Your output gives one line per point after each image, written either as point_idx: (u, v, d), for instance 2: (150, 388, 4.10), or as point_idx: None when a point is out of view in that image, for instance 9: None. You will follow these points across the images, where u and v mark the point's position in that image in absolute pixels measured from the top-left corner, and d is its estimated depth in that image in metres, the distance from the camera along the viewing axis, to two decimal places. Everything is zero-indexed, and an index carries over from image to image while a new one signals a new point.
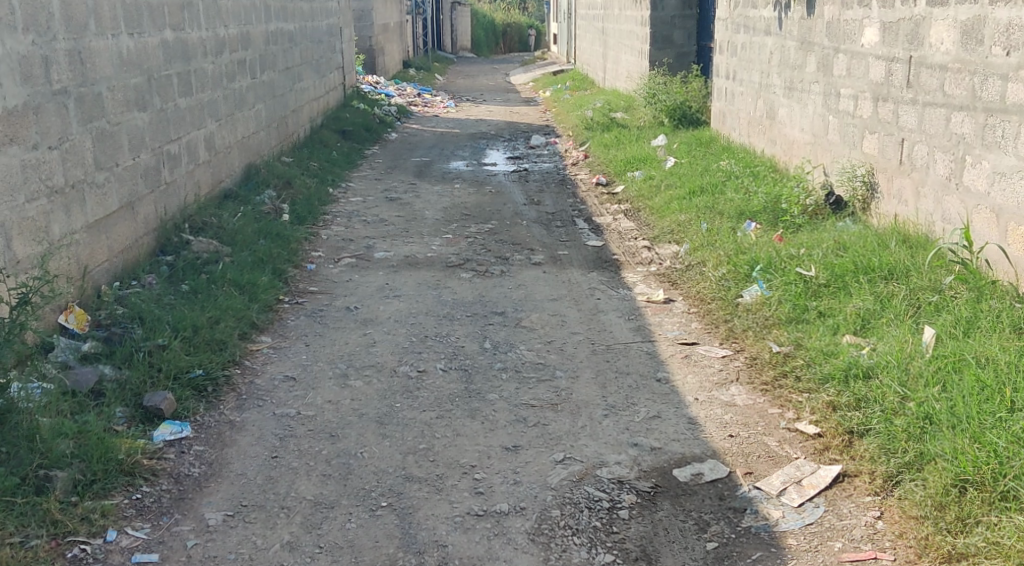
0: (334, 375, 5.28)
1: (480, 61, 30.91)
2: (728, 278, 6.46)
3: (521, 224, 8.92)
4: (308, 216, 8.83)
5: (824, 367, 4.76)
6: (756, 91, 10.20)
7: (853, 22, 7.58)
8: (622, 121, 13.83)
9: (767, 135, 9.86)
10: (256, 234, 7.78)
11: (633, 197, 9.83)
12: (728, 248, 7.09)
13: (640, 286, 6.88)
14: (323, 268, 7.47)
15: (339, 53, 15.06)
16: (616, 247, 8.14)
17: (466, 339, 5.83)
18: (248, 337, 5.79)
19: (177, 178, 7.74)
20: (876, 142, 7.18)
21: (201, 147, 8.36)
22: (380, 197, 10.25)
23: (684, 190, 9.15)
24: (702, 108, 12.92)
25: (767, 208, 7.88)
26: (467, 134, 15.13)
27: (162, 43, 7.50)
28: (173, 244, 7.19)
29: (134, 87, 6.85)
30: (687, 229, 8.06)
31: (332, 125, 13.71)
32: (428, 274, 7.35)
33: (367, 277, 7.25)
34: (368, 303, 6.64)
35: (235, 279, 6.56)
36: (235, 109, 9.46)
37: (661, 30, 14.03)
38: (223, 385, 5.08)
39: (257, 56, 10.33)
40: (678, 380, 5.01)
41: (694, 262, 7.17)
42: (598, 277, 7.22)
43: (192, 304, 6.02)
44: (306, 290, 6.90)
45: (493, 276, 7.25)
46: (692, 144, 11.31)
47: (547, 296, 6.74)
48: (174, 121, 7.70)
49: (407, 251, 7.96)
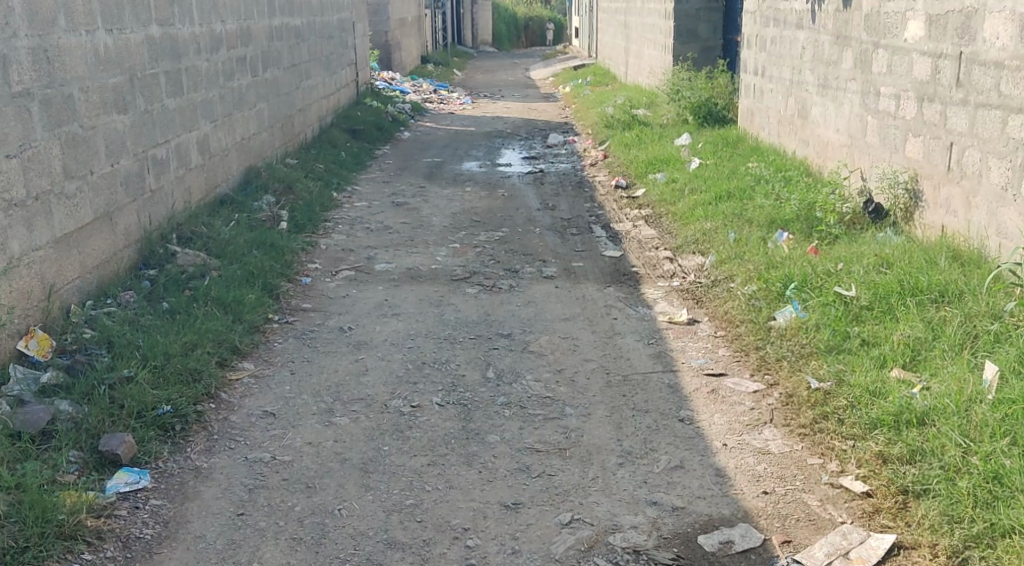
0: (318, 411, 4.71)
1: (501, 56, 30.40)
2: (759, 298, 5.90)
3: (534, 232, 8.41)
4: (308, 223, 8.31)
5: (871, 410, 4.18)
6: (788, 88, 9.60)
7: (895, 15, 7.02)
8: (645, 118, 13.25)
9: (799, 135, 9.28)
10: (248, 245, 7.24)
11: (655, 201, 9.26)
12: (758, 263, 6.57)
13: (662, 303, 6.33)
14: (319, 282, 6.94)
15: (351, 49, 14.53)
16: (635, 258, 7.60)
17: (468, 367, 5.27)
18: (228, 364, 5.26)
19: (166, 186, 7.22)
20: (920, 146, 6.61)
21: (193, 150, 7.84)
22: (388, 201, 9.71)
23: (709, 195, 8.60)
24: (729, 105, 12.31)
25: (801, 217, 7.32)
26: (483, 133, 14.58)
27: (147, 40, 6.98)
28: (157, 257, 6.68)
29: (113, 87, 6.33)
30: (714, 240, 7.51)
31: (342, 124, 13.19)
32: (432, 289, 6.80)
33: (365, 293, 6.72)
34: (364, 323, 6.10)
35: (220, 296, 6.03)
36: (233, 109, 8.93)
37: (686, 24, 13.43)
38: (193, 422, 4.54)
39: (259, 53, 9.80)
40: (704, 421, 4.42)
41: (721, 279, 6.61)
42: (615, 293, 6.65)
43: (169, 327, 5.50)
44: (298, 307, 6.37)
45: (501, 292, 6.71)
46: (718, 145, 10.73)
47: (559, 315, 6.18)
48: (161, 123, 7.18)
49: (411, 262, 7.43)
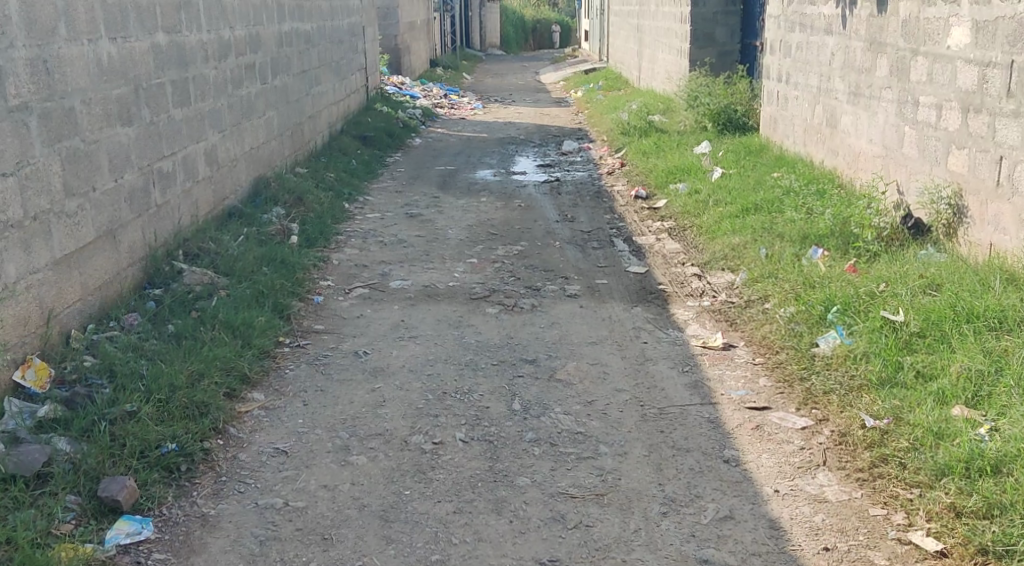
0: (334, 448, 4.39)
1: (511, 59, 30.07)
2: (798, 320, 5.59)
3: (554, 246, 8.08)
4: (320, 237, 7.99)
5: (938, 456, 3.95)
6: (814, 95, 9.28)
7: (937, 21, 6.77)
8: (662, 125, 12.93)
9: (827, 144, 8.97)
10: (258, 262, 6.93)
11: (678, 213, 8.94)
12: (795, 283, 6.25)
13: (694, 325, 6.01)
14: (332, 300, 6.63)
15: (361, 54, 14.20)
16: (661, 275, 7.27)
17: (493, 398, 4.94)
18: (237, 395, 4.94)
19: (172, 200, 6.92)
20: (965, 159, 6.37)
21: (200, 162, 7.53)
22: (401, 212, 9.38)
23: (735, 207, 8.30)
24: (749, 111, 11.97)
25: (836, 232, 7.01)
26: (495, 139, 14.25)
27: (153, 48, 6.68)
28: (163, 276, 6.37)
29: (117, 98, 6.03)
30: (744, 256, 7.20)
31: (352, 131, 12.87)
32: (450, 308, 6.48)
33: (381, 313, 6.40)
34: (380, 347, 5.78)
35: (229, 318, 5.71)
36: (241, 118, 8.61)
37: (703, 28, 13.09)
38: (199, 462, 4.22)
39: (268, 59, 9.49)
40: (751, 461, 4.17)
41: (755, 299, 6.29)
42: (644, 313, 6.32)
43: (173, 353, 5.17)
44: (311, 329, 6.06)
45: (523, 312, 6.39)
46: (740, 154, 10.40)
47: (585, 339, 5.86)
48: (167, 135, 6.87)
49: (427, 279, 7.10)
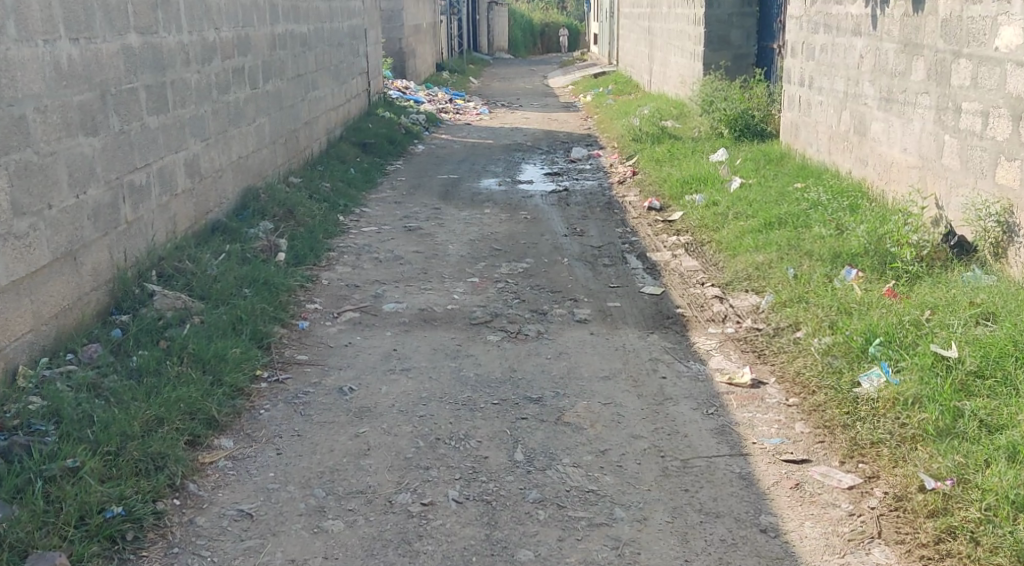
0: (308, 510, 3.90)
1: (518, 62, 29.47)
2: (835, 353, 5.00)
3: (561, 263, 7.50)
4: (310, 253, 7.41)
5: (1017, 532, 3.51)
6: (841, 101, 8.73)
7: (981, 20, 6.23)
8: (675, 132, 12.36)
9: (855, 153, 8.41)
10: (238, 282, 6.35)
11: (695, 227, 8.35)
12: (829, 308, 5.69)
13: (718, 356, 5.42)
14: (318, 326, 6.04)
15: (362, 57, 13.63)
16: (679, 297, 6.68)
17: (491, 446, 4.35)
18: (201, 443, 4.35)
19: (146, 216, 6.34)
20: (1017, 171, 5.85)
21: (180, 173, 6.95)
22: (399, 225, 8.79)
23: (757, 221, 7.72)
24: (767, 117, 11.37)
25: (872, 251, 6.45)
26: (501, 146, 13.67)
27: (124, 50, 6.11)
28: (131, 299, 5.78)
29: (79, 105, 5.45)
30: (770, 276, 6.63)
31: (351, 137, 12.31)
32: (447, 336, 5.89)
33: (371, 341, 5.82)
34: (369, 381, 5.19)
35: (199, 349, 5.12)
36: (228, 125, 8.03)
37: (717, 30, 12.51)
38: (148, 529, 3.76)
39: (259, 62, 8.92)
40: (794, 533, 3.72)
41: (784, 326, 5.71)
42: (661, 342, 5.73)
43: (127, 393, 4.57)
44: (292, 360, 5.47)
45: (528, 340, 5.80)
46: (760, 162, 9.82)
47: (597, 372, 5.26)
48: (140, 145, 6.29)
49: (424, 301, 6.52)
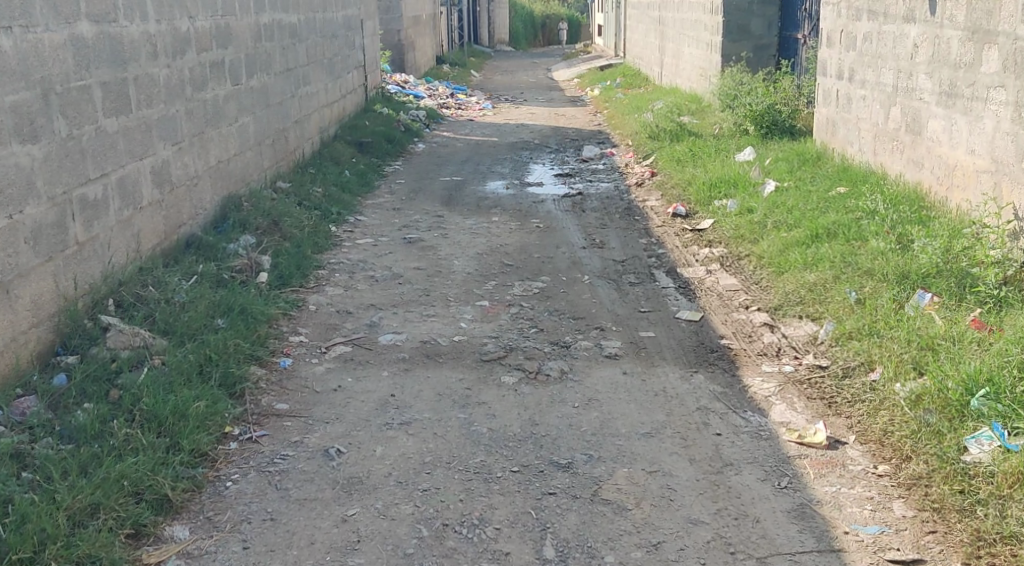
0: None
1: (520, 55, 28.56)
2: (929, 405, 4.10)
3: (582, 282, 6.61)
4: (296, 273, 6.51)
5: None
6: (890, 95, 7.84)
7: None
8: (693, 129, 11.44)
9: (907, 153, 7.53)
10: (210, 312, 5.42)
11: (730, 238, 7.45)
12: (907, 341, 4.81)
13: (782, 406, 4.52)
14: (303, 364, 5.13)
15: (359, 49, 12.70)
16: (721, 324, 5.78)
17: (513, 537, 3.61)
18: (145, 535, 3.61)
19: (102, 235, 5.43)
20: None
21: (144, 183, 6.03)
22: (398, 237, 7.88)
23: (802, 232, 6.83)
24: (796, 113, 10.42)
25: (946, 271, 5.58)
26: (506, 144, 12.77)
27: (73, 39, 5.21)
28: (81, 335, 4.89)
29: (12, 106, 4.66)
30: (827, 300, 5.74)
31: (347, 136, 11.40)
32: (455, 376, 4.99)
33: (364, 382, 4.93)
34: (360, 440, 4.28)
35: (154, 404, 4.21)
36: (205, 126, 7.13)
37: (736, 19, 11.60)
38: None
39: (242, 54, 8.00)
40: None
41: (855, 366, 4.82)
42: (709, 385, 4.83)
43: (48, 467, 3.69)
44: (271, 410, 4.57)
45: (550, 383, 4.89)
46: (794, 163, 8.92)
47: (636, 427, 4.36)
48: (96, 153, 5.40)
49: (427, 330, 5.61)
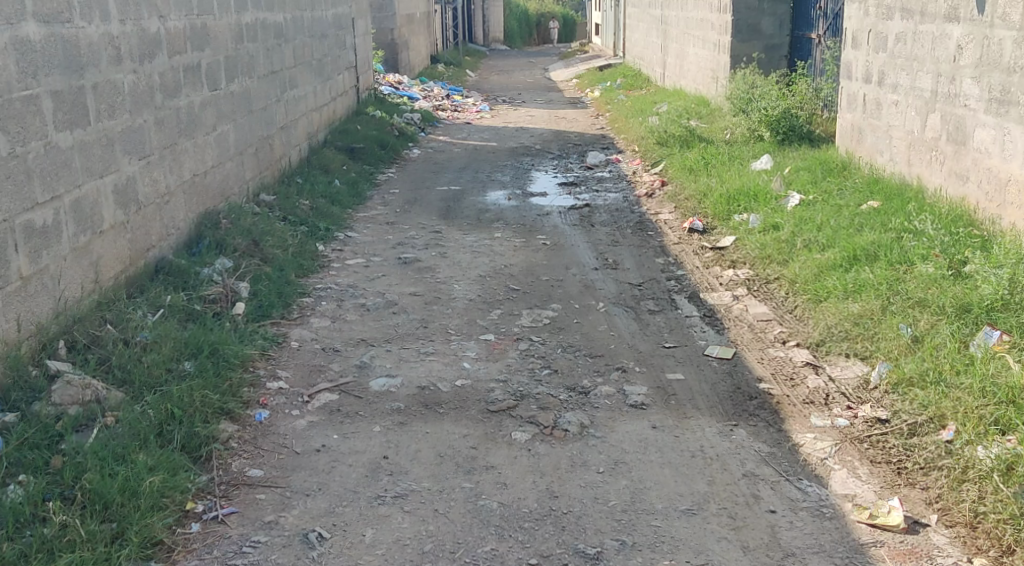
0: None
1: (514, 54, 27.92)
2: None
3: (598, 311, 5.93)
4: (277, 302, 5.83)
5: None
6: (928, 102, 7.19)
7: None
8: (704, 134, 10.74)
9: (949, 165, 6.86)
10: (177, 353, 4.73)
11: (756, 258, 6.76)
12: (982, 392, 4.15)
13: (844, 474, 3.92)
14: (283, 417, 4.44)
15: (350, 50, 12.03)
16: (758, 363, 5.10)
17: None
18: None
19: (53, 266, 4.76)
20: None
21: (108, 203, 5.36)
22: (392, 256, 7.19)
23: (838, 253, 6.15)
24: (814, 118, 9.74)
25: (1014, 305, 4.91)
26: (506, 149, 12.10)
27: (17, 44, 4.57)
28: (23, 389, 4.29)
29: None
30: (879, 336, 5.07)
31: (337, 141, 10.72)
32: (458, 433, 4.29)
33: (352, 440, 4.24)
34: (348, 520, 3.69)
35: (100, 480, 3.66)
36: (178, 136, 6.45)
37: (747, 17, 10.93)
38: None
39: (221, 56, 7.32)
40: None
41: (923, 422, 4.15)
42: (755, 444, 4.14)
43: None
44: (243, 479, 3.92)
45: (570, 441, 4.20)
46: (818, 172, 8.24)
47: (669, 501, 3.76)
48: (49, 173, 4.77)
49: (426, 374, 4.90)
